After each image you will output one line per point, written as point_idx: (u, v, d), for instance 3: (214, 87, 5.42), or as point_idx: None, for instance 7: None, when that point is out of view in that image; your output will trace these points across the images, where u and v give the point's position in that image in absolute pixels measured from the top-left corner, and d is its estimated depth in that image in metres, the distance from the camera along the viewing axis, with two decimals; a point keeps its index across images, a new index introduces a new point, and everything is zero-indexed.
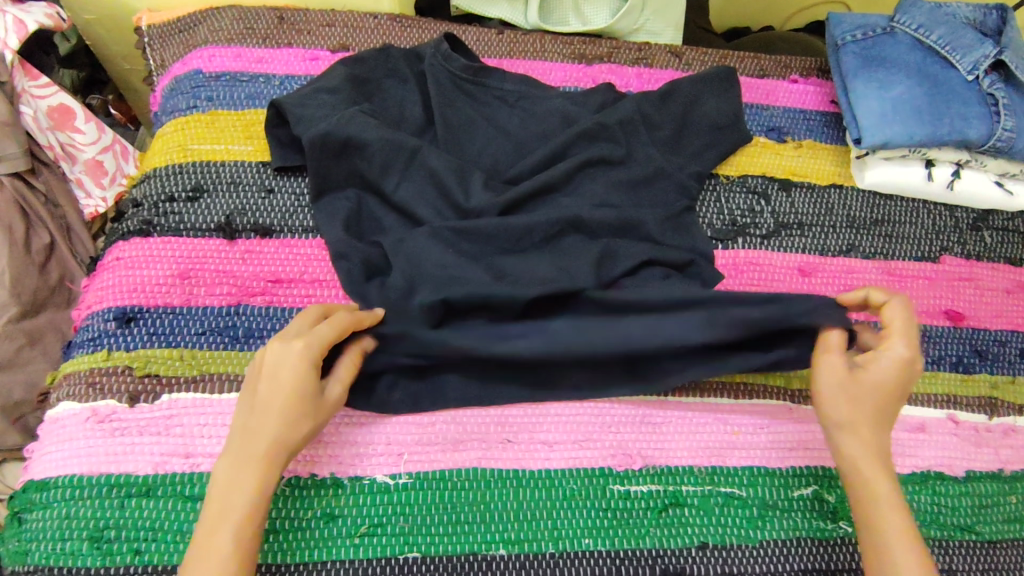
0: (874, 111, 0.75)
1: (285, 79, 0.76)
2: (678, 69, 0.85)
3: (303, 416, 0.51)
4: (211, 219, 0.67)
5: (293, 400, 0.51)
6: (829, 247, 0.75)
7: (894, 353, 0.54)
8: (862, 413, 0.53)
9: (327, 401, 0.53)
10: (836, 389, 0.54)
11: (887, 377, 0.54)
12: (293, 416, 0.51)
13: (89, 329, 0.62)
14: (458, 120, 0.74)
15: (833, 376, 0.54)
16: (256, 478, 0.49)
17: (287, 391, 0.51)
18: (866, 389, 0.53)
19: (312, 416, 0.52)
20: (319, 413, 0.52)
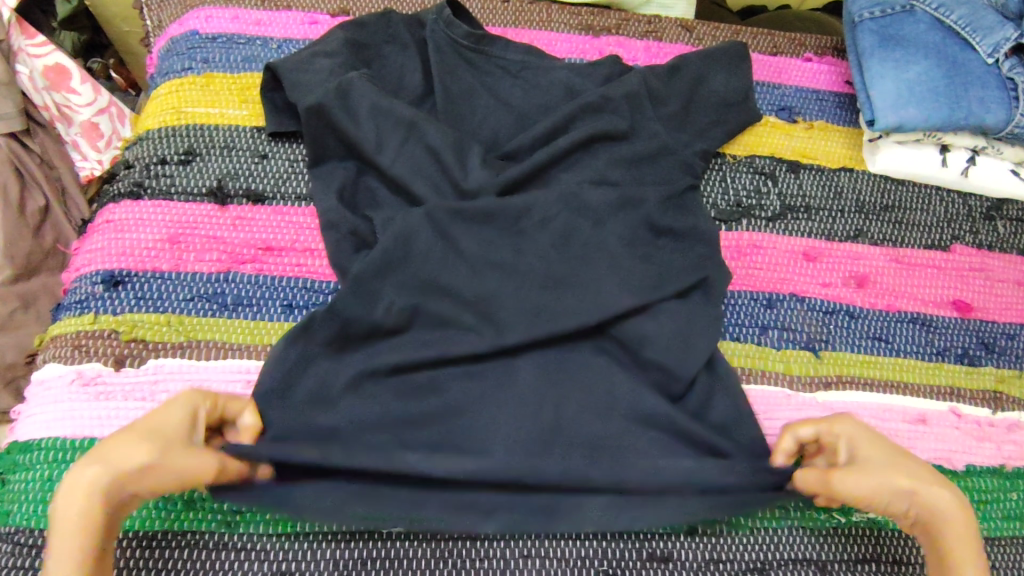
0: (889, 92, 0.73)
1: (282, 42, 0.74)
2: (688, 43, 0.82)
3: (150, 452, 0.44)
4: (202, 184, 0.66)
5: (146, 439, 0.45)
6: (837, 232, 0.73)
7: (856, 428, 0.55)
8: (909, 471, 0.52)
9: (190, 460, 0.46)
10: (868, 480, 0.51)
11: (883, 446, 0.54)
12: (134, 449, 0.44)
13: (76, 292, 0.61)
14: (459, 90, 0.72)
15: (857, 475, 0.51)
16: (73, 520, 0.41)
17: (151, 431, 0.46)
18: (877, 465, 0.52)
19: (161, 457, 0.44)
20: (171, 463, 0.45)
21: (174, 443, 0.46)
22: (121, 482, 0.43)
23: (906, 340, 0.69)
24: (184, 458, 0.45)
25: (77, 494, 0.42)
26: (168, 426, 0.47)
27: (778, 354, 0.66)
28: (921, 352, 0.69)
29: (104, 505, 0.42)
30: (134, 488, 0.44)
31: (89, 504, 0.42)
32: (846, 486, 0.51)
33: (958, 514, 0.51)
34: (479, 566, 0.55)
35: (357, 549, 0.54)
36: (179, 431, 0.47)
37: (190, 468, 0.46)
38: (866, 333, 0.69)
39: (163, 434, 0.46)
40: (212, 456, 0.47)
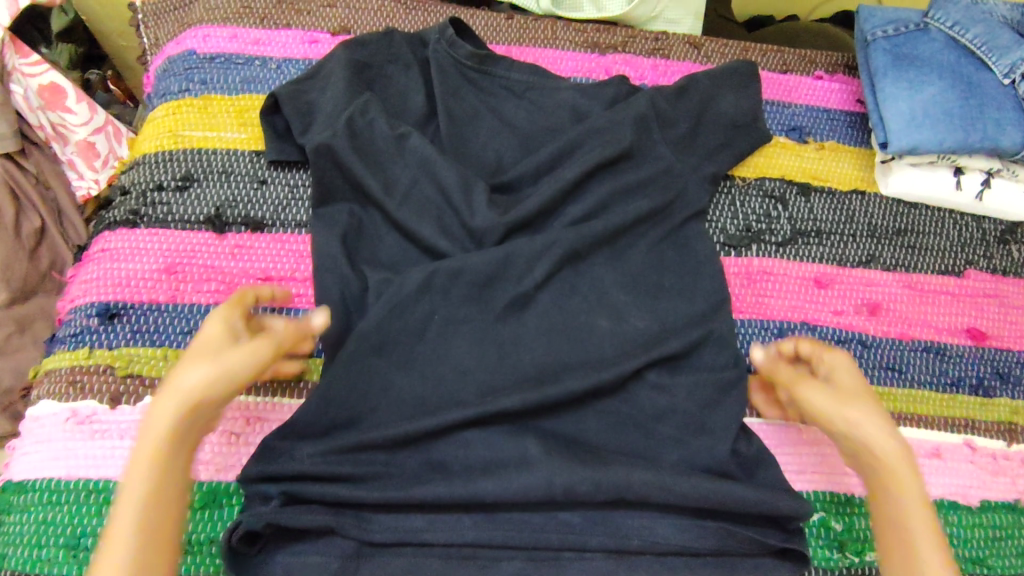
0: (903, 114, 0.71)
1: (282, 62, 0.73)
2: (697, 61, 0.80)
3: (207, 363, 0.48)
4: (200, 211, 0.64)
5: (198, 354, 0.48)
6: (848, 257, 0.72)
7: (842, 361, 0.58)
8: (874, 426, 0.52)
9: (238, 357, 0.49)
10: (828, 405, 0.54)
11: (857, 386, 0.56)
12: (195, 363, 0.48)
13: (71, 325, 0.59)
14: (463, 112, 0.70)
15: (822, 397, 0.55)
16: (162, 434, 0.45)
17: (197, 351, 0.49)
18: (848, 390, 0.55)
19: (223, 363, 0.48)
20: (231, 359, 0.49)
21: (221, 347, 0.49)
22: (197, 397, 0.47)
23: (919, 371, 0.68)
24: (238, 354, 0.49)
25: (161, 414, 0.46)
26: (210, 338, 0.49)
27: None
28: (935, 382, 0.67)
29: (188, 420, 0.47)
30: (210, 399, 0.48)
31: (172, 417, 0.46)
32: (807, 395, 0.55)
33: (907, 481, 0.50)
34: None
35: None
36: (219, 336, 0.50)
37: (250, 353, 0.50)
38: (878, 363, 0.67)
39: (207, 345, 0.49)
40: (262, 339, 0.51)
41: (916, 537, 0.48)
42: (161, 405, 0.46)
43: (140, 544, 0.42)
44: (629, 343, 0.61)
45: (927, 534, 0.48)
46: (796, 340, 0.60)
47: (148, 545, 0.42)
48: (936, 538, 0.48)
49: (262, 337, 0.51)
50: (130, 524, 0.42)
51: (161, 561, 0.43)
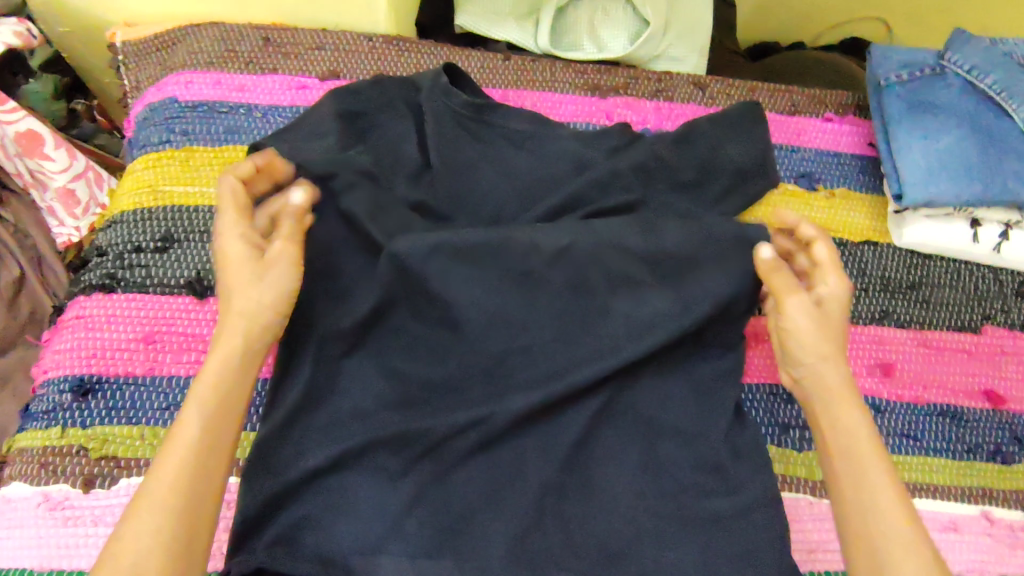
0: (919, 165, 0.68)
1: (268, 110, 0.70)
2: (702, 103, 0.77)
3: (259, 284, 0.51)
4: (180, 275, 0.61)
5: (248, 274, 0.51)
6: (860, 313, 0.69)
7: (835, 282, 0.56)
8: (831, 357, 0.53)
9: (269, 274, 0.52)
10: (801, 317, 0.54)
11: (835, 312, 0.55)
12: (252, 283, 0.51)
13: (44, 400, 0.56)
14: (458, 164, 0.67)
15: (800, 316, 0.54)
16: (226, 353, 0.49)
17: (241, 267, 0.52)
18: (832, 322, 0.55)
19: (266, 279, 0.52)
20: (267, 275, 0.52)
21: (260, 262, 0.52)
22: (254, 319, 0.51)
23: (935, 437, 0.64)
24: (277, 269, 0.52)
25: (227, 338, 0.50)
26: (245, 255, 0.52)
27: (799, 457, 0.62)
28: (952, 450, 0.64)
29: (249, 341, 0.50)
30: (263, 318, 0.51)
31: (238, 339, 0.50)
32: (789, 312, 0.54)
33: (850, 403, 0.51)
34: None
35: None
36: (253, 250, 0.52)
37: (282, 266, 0.52)
38: (892, 429, 0.64)
39: (248, 264, 0.52)
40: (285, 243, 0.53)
41: (862, 449, 0.49)
42: (227, 329, 0.50)
43: (202, 450, 0.45)
44: None
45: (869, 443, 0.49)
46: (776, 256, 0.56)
47: (209, 445, 0.45)
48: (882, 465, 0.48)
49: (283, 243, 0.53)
50: (193, 432, 0.45)
51: (212, 472, 0.45)
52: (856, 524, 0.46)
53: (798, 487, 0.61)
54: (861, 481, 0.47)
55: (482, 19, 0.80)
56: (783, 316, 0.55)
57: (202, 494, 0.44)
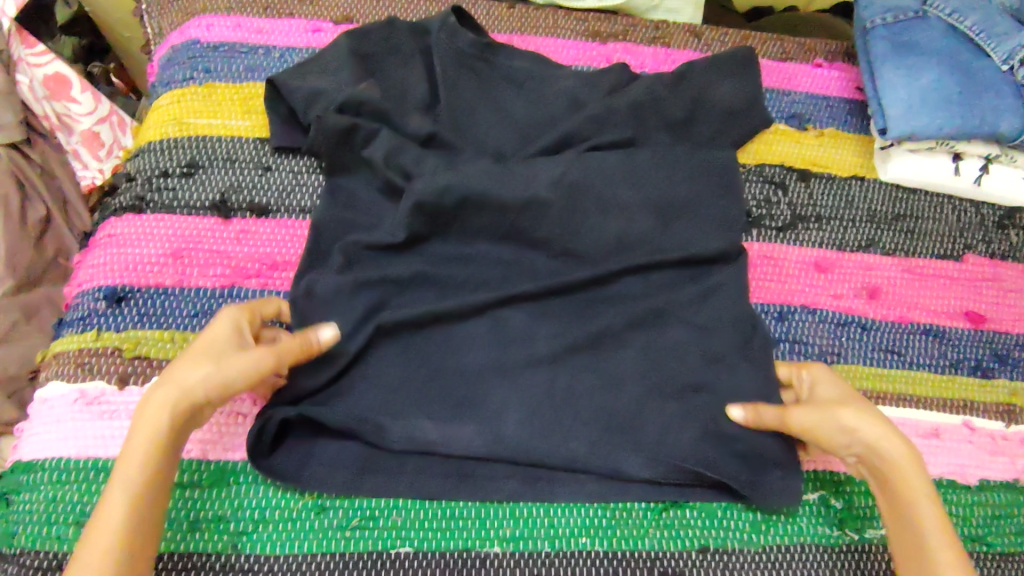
0: (903, 100, 0.72)
1: (285, 51, 0.73)
2: (697, 49, 0.81)
3: (206, 362, 0.48)
4: (205, 197, 0.65)
5: (199, 352, 0.49)
6: (848, 242, 0.72)
7: (823, 372, 0.59)
8: (871, 424, 0.53)
9: (229, 354, 0.49)
10: (820, 419, 0.54)
11: (842, 393, 0.56)
12: (198, 361, 0.48)
13: (79, 308, 0.60)
14: (466, 100, 0.71)
15: (811, 420, 0.55)
16: (152, 432, 0.46)
17: (199, 347, 0.49)
18: (833, 401, 0.55)
19: (220, 364, 0.49)
20: (228, 360, 0.49)
21: (226, 349, 0.50)
22: (187, 389, 0.48)
23: (918, 352, 0.68)
24: (244, 356, 0.50)
25: (156, 405, 0.47)
26: (222, 333, 0.51)
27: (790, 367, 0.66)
28: (934, 364, 0.68)
29: (173, 411, 0.47)
30: (205, 395, 0.48)
31: (164, 412, 0.47)
32: (793, 423, 0.55)
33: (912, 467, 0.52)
34: None
35: (365, 568, 0.54)
36: (226, 337, 0.51)
37: (247, 366, 0.49)
38: (878, 345, 0.68)
39: (214, 344, 0.50)
40: (265, 349, 0.51)
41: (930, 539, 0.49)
42: (154, 401, 0.47)
43: (121, 538, 0.43)
44: (631, 326, 0.62)
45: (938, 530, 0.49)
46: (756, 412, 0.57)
47: (128, 540, 0.44)
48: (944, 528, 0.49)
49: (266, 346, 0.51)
50: (115, 514, 0.44)
51: (131, 554, 0.43)
52: None
53: None
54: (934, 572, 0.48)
55: None
56: (801, 430, 0.55)
57: None
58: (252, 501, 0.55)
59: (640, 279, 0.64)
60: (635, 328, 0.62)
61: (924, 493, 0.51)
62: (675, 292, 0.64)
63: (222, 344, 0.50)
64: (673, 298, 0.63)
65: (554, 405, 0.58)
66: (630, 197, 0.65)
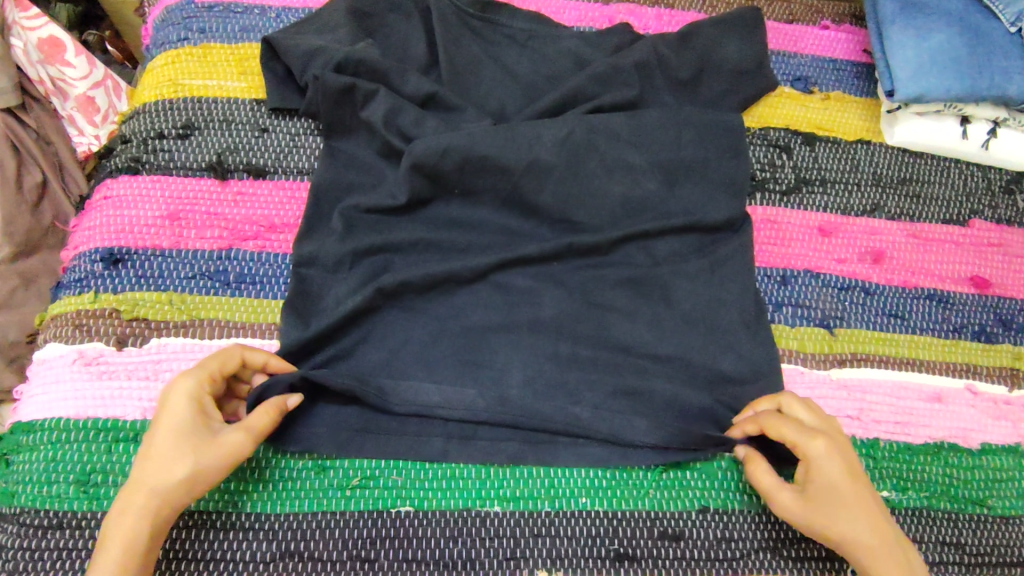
0: (911, 61, 0.70)
1: (281, 11, 0.72)
2: (702, 10, 0.79)
3: (181, 455, 0.46)
4: (201, 158, 0.64)
5: (175, 445, 0.46)
6: (853, 206, 0.71)
7: (822, 451, 0.50)
8: (852, 523, 0.49)
9: (204, 445, 0.47)
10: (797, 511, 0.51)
11: (838, 483, 0.49)
12: (169, 457, 0.46)
13: (76, 270, 0.59)
14: (465, 60, 0.69)
15: (788, 503, 0.51)
16: (117, 545, 0.44)
17: (168, 439, 0.46)
18: (822, 496, 0.50)
19: (195, 461, 0.46)
20: (205, 457, 0.46)
21: (199, 440, 0.47)
22: (157, 490, 0.45)
23: (922, 317, 0.68)
24: (219, 450, 0.47)
25: (131, 505, 0.45)
26: (187, 414, 0.47)
27: (792, 331, 0.65)
28: (938, 329, 0.67)
29: (151, 513, 0.45)
30: (181, 496, 0.46)
31: (134, 519, 0.45)
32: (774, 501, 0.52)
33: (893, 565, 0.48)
34: (490, 543, 0.54)
35: (366, 527, 0.54)
36: (194, 422, 0.47)
37: (222, 457, 0.47)
38: (881, 309, 0.67)
39: (183, 431, 0.47)
40: (240, 435, 0.48)
41: None
42: (123, 507, 0.45)
43: None
44: (632, 288, 0.61)
45: None
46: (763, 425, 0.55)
47: None
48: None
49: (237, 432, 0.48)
50: None
51: None
52: None
53: (797, 359, 0.64)
54: None
55: None
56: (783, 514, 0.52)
57: None
58: (252, 460, 0.55)
59: (643, 242, 0.63)
60: (637, 290, 0.61)
61: None
62: (678, 253, 0.63)
63: (193, 435, 0.47)
64: (676, 259, 0.63)
65: (554, 366, 0.58)
66: (634, 157, 0.64)
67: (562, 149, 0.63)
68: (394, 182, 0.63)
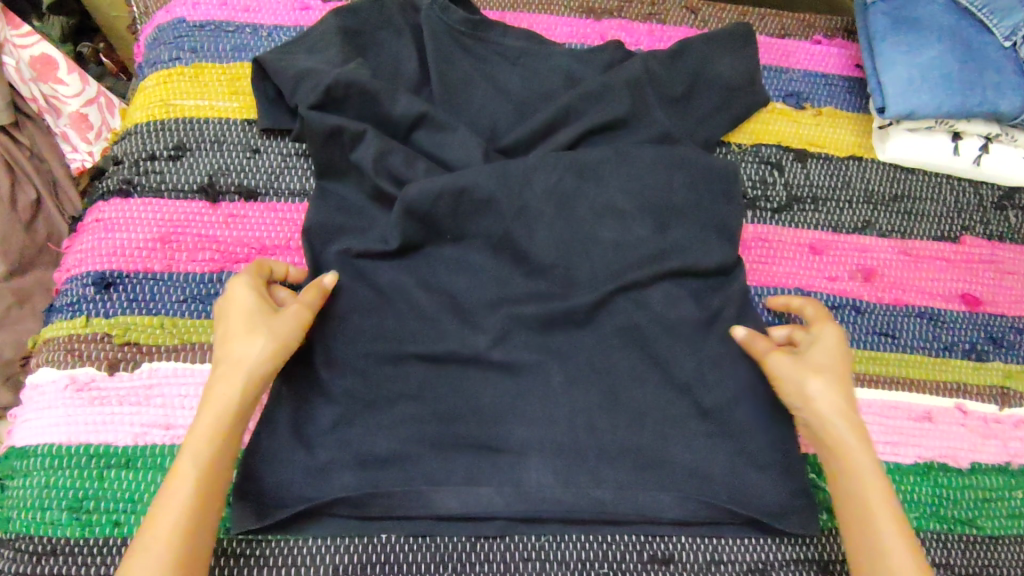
0: (902, 77, 0.70)
1: (273, 30, 0.72)
2: (693, 26, 0.79)
3: (257, 335, 0.53)
4: (193, 180, 0.64)
5: (252, 323, 0.53)
6: (844, 223, 0.72)
7: (829, 333, 0.60)
8: (831, 398, 0.56)
9: (273, 327, 0.53)
10: (791, 373, 0.57)
11: (830, 360, 0.58)
12: (254, 331, 0.53)
13: (68, 293, 0.60)
14: (457, 79, 0.69)
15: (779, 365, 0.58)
16: (216, 407, 0.50)
17: (242, 317, 0.54)
18: (817, 362, 0.58)
19: (267, 336, 0.53)
20: (274, 331, 0.54)
21: (268, 320, 0.54)
22: (244, 360, 0.52)
23: (913, 336, 0.68)
24: (281, 326, 0.54)
25: (213, 409, 0.50)
26: (246, 312, 0.53)
27: None
28: (928, 348, 0.67)
29: (243, 380, 0.51)
30: (259, 371, 0.52)
31: (232, 388, 0.51)
32: (773, 367, 0.58)
33: (864, 461, 0.53)
34: (480, 568, 0.56)
35: (356, 553, 0.56)
36: (264, 309, 0.55)
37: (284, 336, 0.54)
38: (872, 328, 0.68)
39: (249, 318, 0.54)
40: (297, 321, 0.55)
41: (881, 530, 0.51)
42: (204, 425, 0.50)
43: (210, 480, 0.48)
44: (621, 313, 0.62)
45: (890, 520, 0.51)
46: (786, 326, 0.63)
47: (204, 496, 0.47)
48: (908, 546, 0.50)
49: (285, 317, 0.54)
50: (183, 491, 0.47)
51: (212, 511, 0.48)
52: (858, 538, 0.52)
53: None
54: (865, 518, 0.52)
55: None
56: (774, 376, 0.59)
57: (198, 542, 0.47)
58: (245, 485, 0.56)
59: (634, 265, 0.63)
60: (627, 313, 0.62)
61: (870, 469, 0.53)
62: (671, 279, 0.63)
63: (264, 319, 0.54)
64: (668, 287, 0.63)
65: (542, 388, 0.60)
66: (621, 180, 0.65)
67: (552, 173, 0.64)
68: (385, 223, 0.63)
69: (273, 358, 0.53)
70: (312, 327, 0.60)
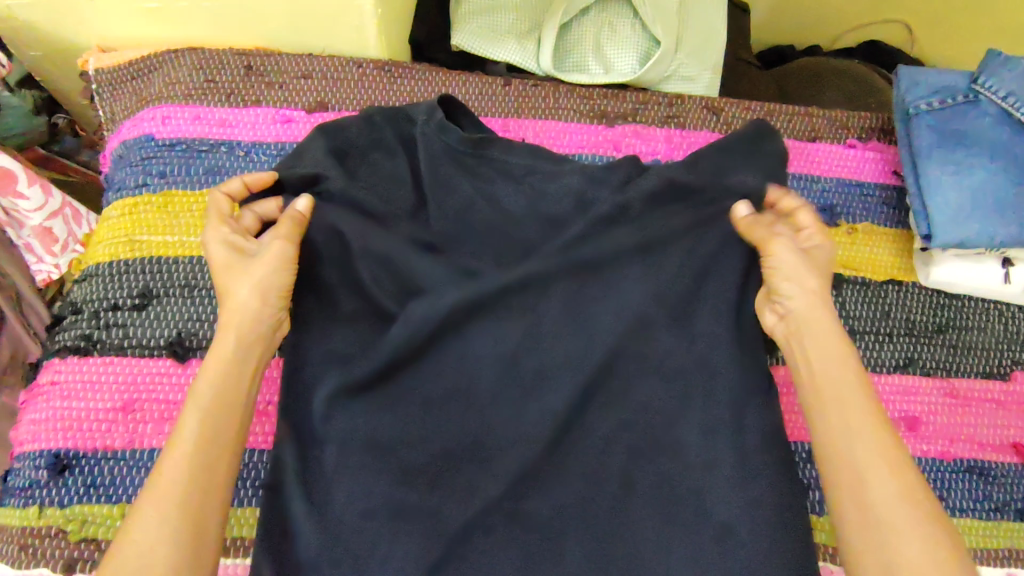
0: (949, 202, 0.63)
1: (251, 148, 0.65)
2: (715, 129, 0.72)
3: (240, 277, 0.51)
4: (159, 335, 0.57)
5: (232, 266, 0.52)
6: (884, 361, 0.65)
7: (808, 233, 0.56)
8: (807, 298, 0.52)
9: (252, 267, 0.51)
10: (779, 275, 0.53)
11: (816, 262, 0.54)
12: (237, 272, 0.52)
13: (20, 476, 0.54)
14: (457, 204, 0.60)
15: (765, 266, 0.54)
16: (225, 351, 0.48)
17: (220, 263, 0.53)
18: (809, 265, 0.54)
19: (250, 271, 0.51)
20: (255, 267, 0.51)
21: (246, 260, 0.53)
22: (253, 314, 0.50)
23: (961, 496, 0.61)
24: (258, 265, 0.51)
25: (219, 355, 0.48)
26: (229, 254, 0.53)
27: (820, 521, 0.60)
28: (978, 509, 0.61)
29: (255, 330, 0.50)
30: (259, 315, 0.50)
31: (239, 332, 0.49)
32: (770, 259, 0.54)
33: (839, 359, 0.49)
34: None
35: None
36: (240, 249, 0.53)
37: (266, 263, 0.52)
38: None
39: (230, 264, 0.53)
40: (275, 246, 0.52)
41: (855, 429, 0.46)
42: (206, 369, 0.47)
43: (217, 429, 0.44)
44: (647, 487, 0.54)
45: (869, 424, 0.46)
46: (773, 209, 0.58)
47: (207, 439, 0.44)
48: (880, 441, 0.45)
49: (265, 248, 0.52)
50: (192, 430, 0.44)
51: (222, 454, 0.44)
52: (831, 442, 0.46)
53: (831, 553, 0.59)
54: (841, 428, 0.46)
55: (479, 39, 0.73)
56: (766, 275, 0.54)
57: (206, 489, 0.42)
58: None
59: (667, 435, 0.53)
60: (657, 470, 0.53)
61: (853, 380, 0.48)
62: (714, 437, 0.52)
63: (241, 260, 0.52)
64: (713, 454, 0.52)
65: (552, 564, 0.50)
66: (648, 329, 0.55)
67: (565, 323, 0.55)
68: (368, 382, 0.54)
69: (263, 302, 0.51)
70: (280, 515, 0.50)
